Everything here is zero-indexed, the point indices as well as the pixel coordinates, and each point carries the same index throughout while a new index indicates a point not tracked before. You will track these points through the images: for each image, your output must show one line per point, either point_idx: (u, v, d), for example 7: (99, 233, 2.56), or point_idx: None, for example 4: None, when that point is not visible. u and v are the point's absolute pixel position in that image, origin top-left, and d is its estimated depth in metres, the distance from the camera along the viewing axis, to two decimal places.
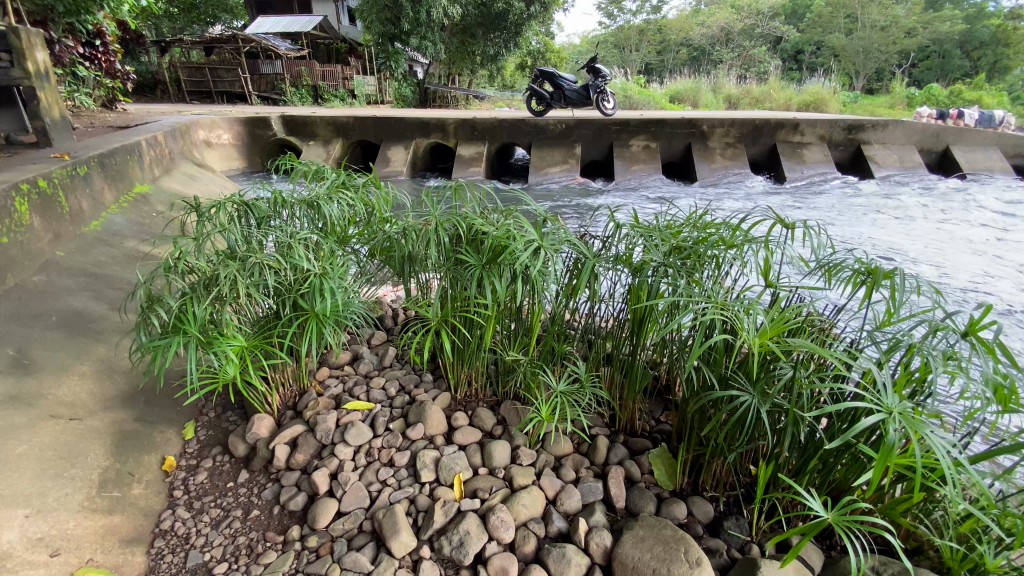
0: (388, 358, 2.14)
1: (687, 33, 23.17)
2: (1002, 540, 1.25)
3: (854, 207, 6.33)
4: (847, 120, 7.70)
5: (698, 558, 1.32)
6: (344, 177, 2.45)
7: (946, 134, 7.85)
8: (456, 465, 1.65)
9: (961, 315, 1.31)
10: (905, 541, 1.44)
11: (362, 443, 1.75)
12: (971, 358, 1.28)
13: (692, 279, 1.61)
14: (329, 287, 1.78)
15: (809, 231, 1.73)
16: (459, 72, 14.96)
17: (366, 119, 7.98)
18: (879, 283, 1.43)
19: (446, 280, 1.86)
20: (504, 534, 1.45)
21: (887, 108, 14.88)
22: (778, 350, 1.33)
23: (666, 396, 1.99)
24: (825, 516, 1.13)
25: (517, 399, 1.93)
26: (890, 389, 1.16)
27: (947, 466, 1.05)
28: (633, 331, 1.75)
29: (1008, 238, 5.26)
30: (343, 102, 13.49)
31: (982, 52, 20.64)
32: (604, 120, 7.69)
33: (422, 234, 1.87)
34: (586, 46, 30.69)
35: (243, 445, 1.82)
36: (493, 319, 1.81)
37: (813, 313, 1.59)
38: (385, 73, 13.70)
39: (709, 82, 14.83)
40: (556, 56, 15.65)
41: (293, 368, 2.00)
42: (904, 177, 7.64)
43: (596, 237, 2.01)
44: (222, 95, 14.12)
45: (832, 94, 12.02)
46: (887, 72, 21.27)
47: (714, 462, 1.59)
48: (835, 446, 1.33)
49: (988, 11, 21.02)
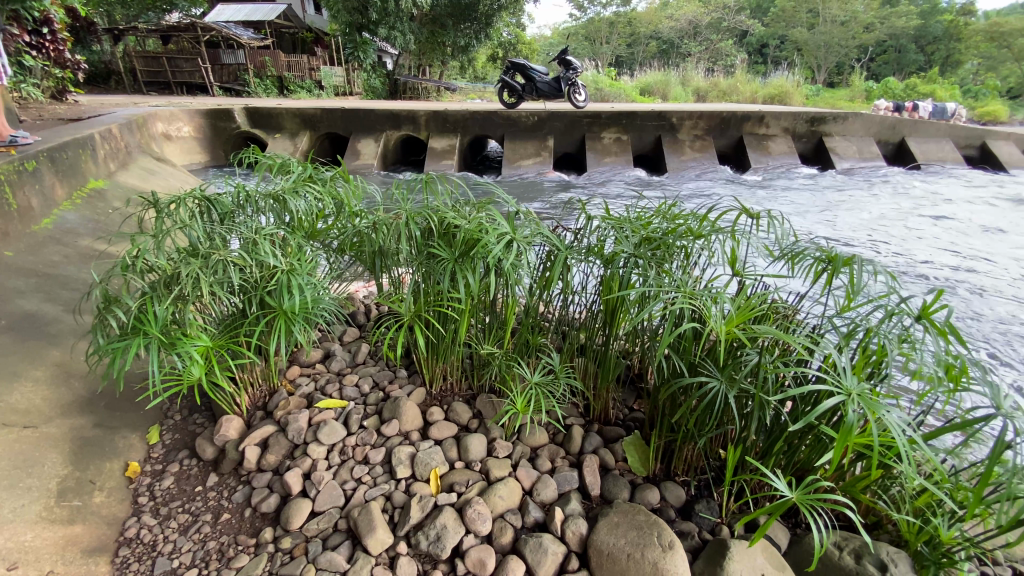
0: (362, 355, 2.12)
1: (656, 26, 23.35)
2: (954, 512, 1.31)
3: (820, 197, 6.52)
4: (810, 113, 7.93)
5: (671, 541, 1.36)
6: (311, 170, 2.35)
7: (902, 126, 8.17)
8: (432, 460, 1.65)
9: (914, 300, 1.36)
10: (864, 518, 1.49)
11: (336, 442, 1.72)
12: (923, 341, 1.33)
13: (663, 270, 1.64)
14: (297, 284, 1.74)
15: (773, 221, 1.75)
16: (429, 64, 14.84)
17: (334, 111, 7.79)
18: (838, 271, 1.45)
19: (419, 275, 1.83)
20: (481, 526, 1.45)
21: (847, 101, 15.51)
22: (745, 337, 1.35)
23: (639, 384, 2.03)
24: (791, 496, 1.18)
25: (493, 393, 1.94)
26: (849, 371, 1.20)
27: (902, 444, 1.11)
28: (606, 322, 1.78)
29: (981, 229, 5.42)
30: (310, 94, 13.22)
31: (936, 47, 21.85)
32: (576, 113, 7.72)
33: (393, 228, 1.83)
34: (557, 38, 30.83)
35: (211, 447, 1.77)
36: (468, 313, 1.79)
37: (777, 300, 1.62)
38: (353, 64, 13.58)
39: (679, 74, 15.07)
40: (527, 47, 15.68)
41: (262, 368, 1.96)
42: (863, 167, 7.92)
43: (568, 229, 2.02)
44: (182, 86, 13.60)
45: (795, 87, 12.44)
46: (848, 66, 22.13)
47: (685, 447, 1.62)
48: (800, 428, 1.36)
49: (940, 8, 22.17)
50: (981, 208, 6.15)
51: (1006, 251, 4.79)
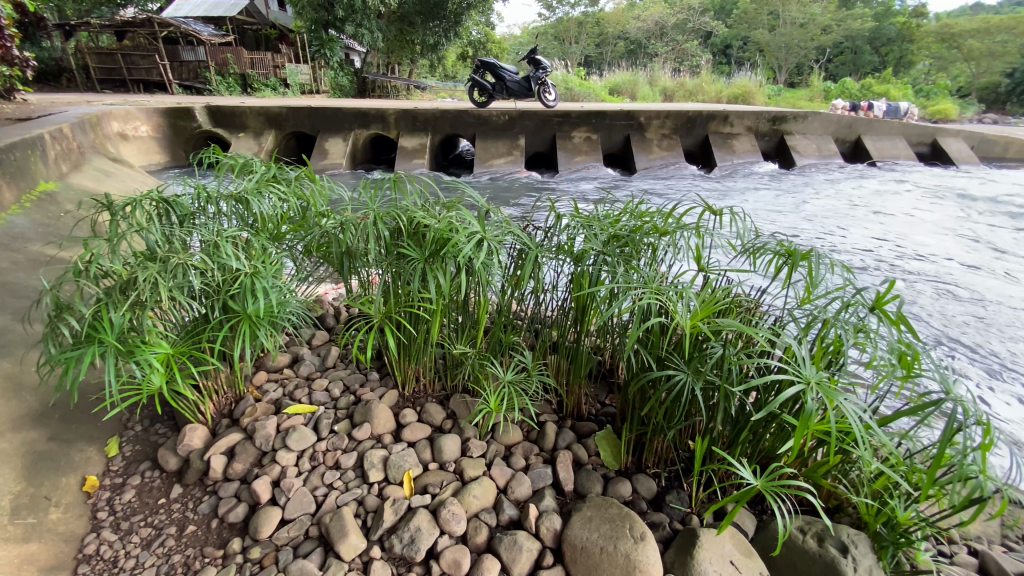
0: (331, 359, 2.09)
1: (623, 26, 23.70)
2: (910, 493, 1.37)
3: (782, 193, 6.74)
4: (772, 112, 8.16)
5: (642, 533, 1.38)
6: (275, 170, 2.29)
7: (858, 125, 8.50)
8: (405, 463, 1.63)
9: (869, 291, 1.42)
10: (826, 502, 1.54)
11: (305, 447, 1.69)
12: (878, 330, 1.39)
13: (631, 267, 1.67)
14: (262, 287, 1.69)
15: (735, 217, 1.79)
16: (398, 62, 14.68)
17: (301, 110, 7.62)
18: (797, 265, 1.50)
19: (388, 275, 1.81)
20: (455, 527, 1.44)
21: (807, 100, 16.07)
22: (709, 330, 1.39)
23: (611, 379, 2.05)
24: (756, 483, 1.22)
25: (466, 393, 1.93)
26: (808, 361, 1.25)
27: (857, 430, 1.16)
28: (577, 319, 1.80)
29: (931, 222, 5.70)
30: (274, 92, 12.88)
31: (890, 48, 22.81)
32: (546, 112, 7.76)
33: (360, 228, 1.80)
34: (526, 37, 30.93)
35: (175, 458, 1.71)
36: (440, 313, 1.77)
37: (740, 294, 1.66)
38: (320, 62, 13.30)
39: (647, 73, 15.32)
40: (497, 46, 15.67)
41: (227, 374, 1.90)
42: (822, 165, 8.22)
43: (538, 227, 2.03)
44: (139, 84, 13.07)
45: (757, 87, 12.81)
46: (807, 67, 22.94)
47: (656, 440, 1.65)
48: (764, 416, 1.40)
49: (893, 11, 23.19)
50: (932, 202, 6.46)
51: (954, 243, 5.05)
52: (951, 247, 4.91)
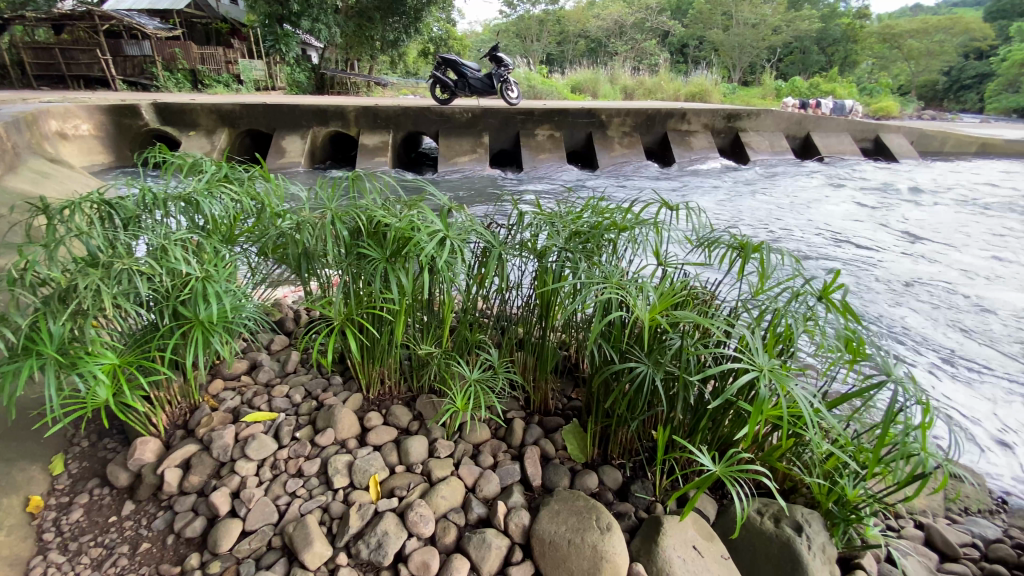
0: (292, 364, 2.03)
1: (584, 25, 24.02)
2: (858, 472, 1.45)
3: (737, 189, 6.98)
4: (726, 110, 8.42)
5: (608, 523, 1.41)
6: (227, 169, 2.20)
7: (807, 122, 8.86)
8: (371, 467, 1.60)
9: (816, 281, 1.49)
10: (782, 484, 1.61)
11: (266, 456, 1.64)
12: (825, 318, 1.46)
13: (593, 263, 1.70)
14: (214, 292, 1.63)
15: (691, 212, 1.84)
16: (357, 57, 14.37)
17: (255, 107, 7.36)
18: (750, 257, 1.55)
19: (349, 276, 1.77)
20: (424, 529, 1.43)
21: (760, 98, 16.67)
22: (668, 323, 1.43)
23: (576, 374, 2.08)
24: (715, 469, 1.26)
25: (433, 393, 1.92)
26: (761, 349, 1.30)
27: (807, 413, 1.22)
28: (542, 315, 1.81)
29: (875, 214, 6.02)
30: (227, 88, 12.38)
31: (836, 48, 23.92)
32: (509, 110, 7.76)
33: (318, 228, 1.75)
34: (488, 34, 30.85)
35: (126, 473, 1.62)
36: (403, 313, 1.75)
37: (697, 287, 1.71)
38: (275, 57, 12.88)
39: (608, 71, 15.55)
40: (459, 43, 15.57)
41: (180, 384, 1.82)
42: (774, 160, 8.56)
43: (501, 224, 2.03)
44: (79, 81, 12.32)
45: (713, 86, 13.21)
46: (760, 66, 23.79)
47: (620, 432, 1.68)
48: (722, 404, 1.45)
49: (838, 12, 24.31)
50: (875, 195, 6.81)
51: (897, 233, 5.34)
52: (894, 238, 5.20)
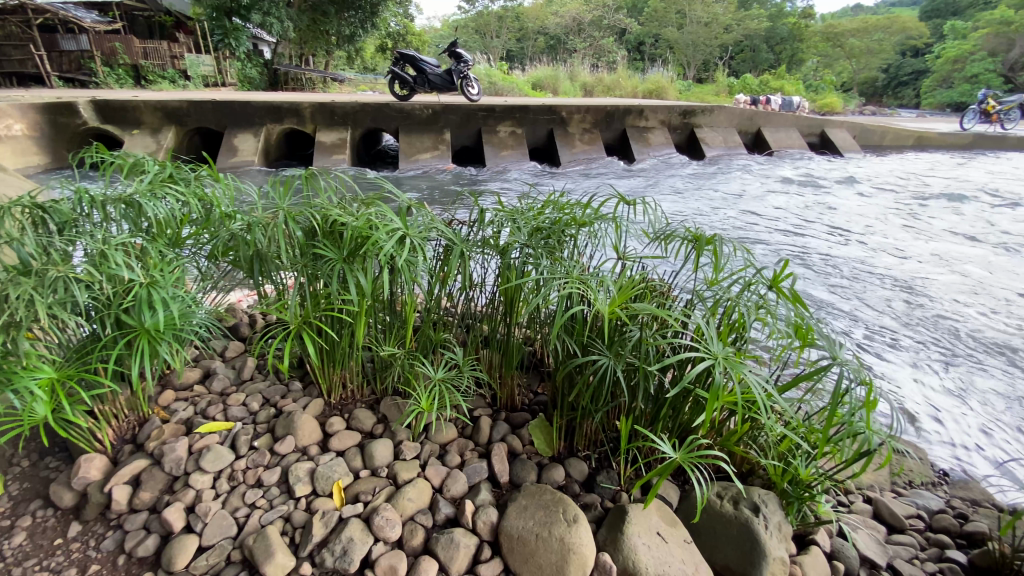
0: (248, 371, 1.96)
1: (543, 22, 24.38)
2: (809, 452, 1.51)
3: (692, 183, 7.19)
4: (682, 107, 8.64)
5: (575, 515, 1.43)
6: (172, 169, 2.09)
7: (758, 118, 9.21)
8: (334, 473, 1.56)
9: (767, 271, 1.54)
10: (740, 467, 1.66)
11: (223, 467, 1.57)
12: (776, 306, 1.52)
13: (554, 258, 1.71)
14: (161, 298, 1.55)
15: (648, 206, 1.88)
16: (312, 53, 13.95)
17: (204, 104, 7.05)
18: (704, 250, 1.60)
19: (304, 278, 1.71)
20: (390, 533, 1.41)
21: (713, 95, 17.18)
22: (627, 315, 1.46)
23: (542, 369, 2.09)
24: (675, 456, 1.30)
25: (397, 395, 1.89)
26: (716, 338, 1.35)
27: (759, 397, 1.27)
28: (506, 311, 1.80)
29: (821, 205, 6.30)
30: (173, 84, 11.80)
31: (783, 47, 24.78)
32: (470, 106, 7.71)
33: (270, 228, 1.69)
34: (446, 30, 30.59)
35: (70, 493, 1.53)
36: (363, 314, 1.71)
37: (654, 280, 1.75)
38: (225, 52, 12.36)
39: (567, 68, 15.68)
40: (417, 38, 15.34)
41: (127, 396, 1.72)
42: (728, 156, 8.85)
43: (463, 222, 2.01)
44: (7, 76, 11.47)
45: (669, 83, 13.54)
46: (713, 64, 24.52)
47: (585, 424, 1.70)
48: (681, 393, 1.49)
49: (785, 11, 25.30)
50: (822, 187, 7.13)
51: (843, 223, 5.62)
52: (841, 227, 5.46)
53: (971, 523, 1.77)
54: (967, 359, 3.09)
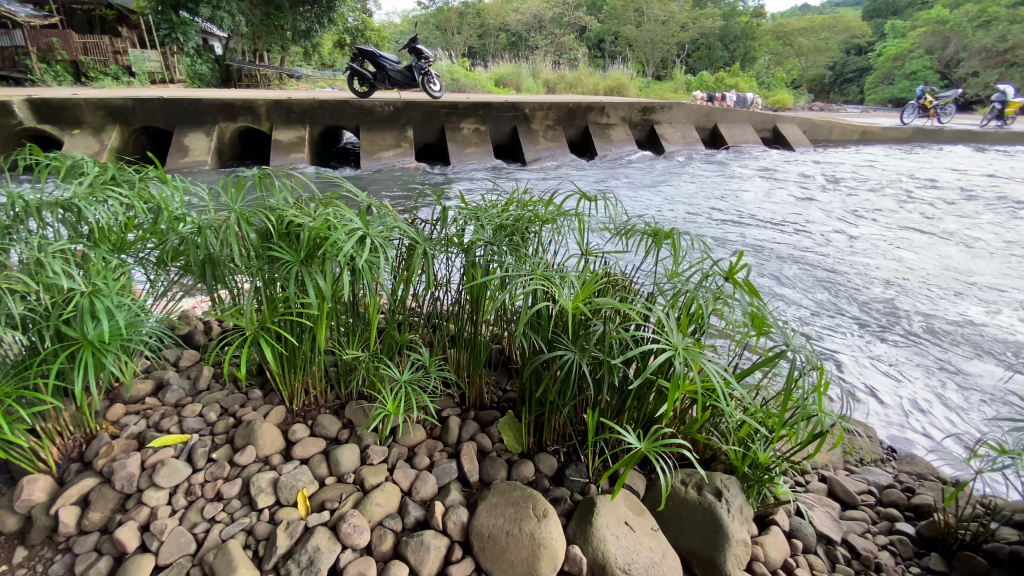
0: (204, 381, 1.88)
1: (504, 19, 24.46)
2: (767, 436, 1.57)
3: (652, 178, 7.34)
4: (642, 103, 8.80)
5: (545, 510, 1.44)
6: (114, 171, 1.98)
7: (714, 115, 9.48)
8: (298, 482, 1.52)
9: (724, 263, 1.59)
10: (703, 454, 1.71)
11: (180, 482, 1.51)
12: (733, 296, 1.56)
13: (519, 256, 1.72)
14: (105, 308, 1.46)
15: (610, 202, 1.90)
16: (266, 48, 13.49)
17: (151, 101, 6.71)
18: (664, 243, 1.63)
19: (260, 281, 1.66)
20: (359, 539, 1.38)
21: (672, 91, 17.58)
22: (590, 310, 1.48)
23: (510, 366, 2.09)
24: (640, 446, 1.33)
25: (362, 398, 1.86)
26: (676, 330, 1.38)
27: (718, 385, 1.31)
28: (472, 309, 1.80)
29: (773, 198, 6.55)
30: (116, 81, 11.21)
31: (737, 45, 25.46)
32: (432, 103, 7.64)
33: (221, 230, 1.62)
34: (406, 26, 30.17)
35: (12, 517, 1.43)
36: (325, 318, 1.67)
37: (617, 274, 1.77)
38: (172, 47, 11.82)
39: (529, 65, 15.71)
40: (376, 34, 15.05)
41: (73, 412, 1.63)
42: (687, 151, 9.08)
43: (425, 220, 1.98)
44: None
45: (629, 80, 13.77)
46: (671, 61, 25.05)
47: (553, 419, 1.71)
48: (645, 384, 1.52)
49: (738, 10, 26.10)
50: (775, 180, 7.41)
51: (796, 215, 5.85)
52: (794, 219, 5.69)
53: (917, 496, 1.88)
54: (910, 341, 3.27)
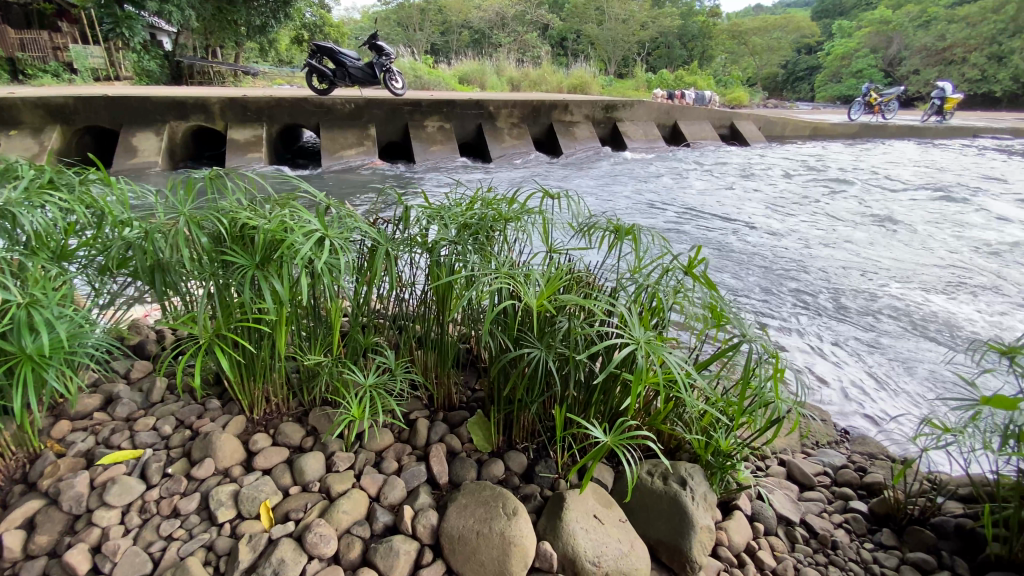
0: (158, 393, 1.80)
1: (466, 16, 24.20)
2: (728, 424, 1.62)
3: (615, 175, 7.45)
4: (604, 101, 8.92)
5: (515, 508, 1.44)
6: (51, 173, 1.86)
7: (674, 112, 9.70)
8: (261, 493, 1.48)
9: (683, 257, 1.63)
10: (668, 444, 1.75)
11: (133, 499, 1.44)
12: (692, 289, 1.60)
13: (484, 254, 1.71)
14: (44, 319, 1.37)
15: (572, 199, 1.91)
16: (219, 44, 12.98)
17: (94, 100, 6.36)
18: (624, 239, 1.66)
19: (214, 287, 1.59)
20: (326, 548, 1.35)
21: (634, 89, 17.87)
22: (554, 307, 1.49)
23: (478, 365, 2.09)
24: (606, 440, 1.35)
25: (326, 404, 1.81)
26: (637, 324, 1.41)
27: (678, 377, 1.34)
28: (438, 309, 1.78)
29: (730, 192, 6.75)
30: (56, 78, 10.57)
31: (695, 44, 26.06)
32: (395, 101, 7.52)
33: (170, 234, 1.55)
34: (366, 22, 29.59)
35: None
36: (284, 322, 1.62)
37: (581, 271, 1.80)
38: (116, 42, 11.23)
39: (493, 63, 15.67)
40: (335, 30, 14.70)
41: (13, 432, 1.52)
42: (649, 148, 9.26)
43: (387, 220, 1.95)
44: None
45: (592, 78, 13.92)
46: (632, 59, 25.43)
47: (521, 416, 1.72)
48: (610, 378, 1.54)
49: (695, 10, 26.73)
50: (732, 175, 7.64)
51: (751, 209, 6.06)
52: (753, 213, 5.89)
53: (869, 475, 1.98)
54: (857, 326, 3.44)
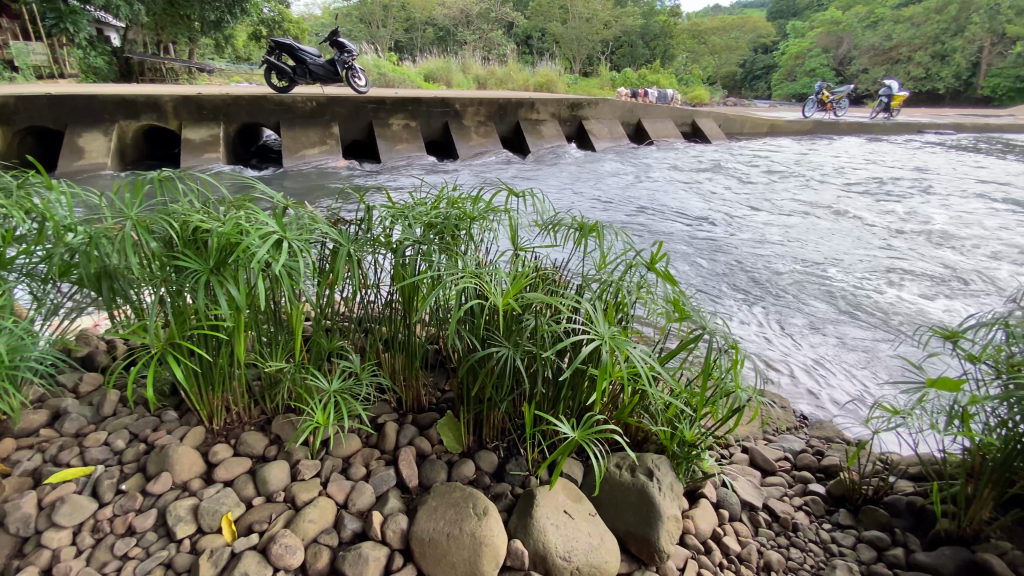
0: (110, 406, 1.71)
1: (430, 13, 23.92)
2: (693, 415, 1.66)
3: (581, 173, 7.52)
4: (570, 99, 9.00)
5: (485, 508, 1.44)
6: None
7: (638, 110, 9.87)
8: (222, 505, 1.43)
9: (645, 253, 1.66)
10: (636, 437, 1.78)
11: (85, 519, 1.37)
12: (655, 283, 1.63)
13: (450, 253, 1.71)
14: None
15: (536, 197, 1.92)
16: (171, 39, 12.43)
17: (36, 98, 6.01)
18: (588, 236, 1.68)
19: (166, 293, 1.53)
20: (292, 559, 1.32)
21: (599, 87, 18.09)
22: (520, 305, 1.49)
23: (447, 365, 2.07)
24: (573, 435, 1.36)
25: (290, 411, 1.77)
26: (602, 319, 1.43)
27: (642, 370, 1.37)
28: (405, 310, 1.76)
29: (692, 188, 6.92)
30: None
31: (658, 43, 26.49)
32: (359, 99, 7.39)
33: (116, 239, 1.48)
34: (327, 18, 28.87)
35: None
36: (242, 328, 1.57)
37: (546, 268, 1.81)
38: (58, 37, 10.61)
39: (458, 61, 15.57)
40: (294, 26, 14.31)
41: None
42: (615, 146, 9.40)
43: (349, 220, 1.91)
44: None
45: (557, 76, 14.00)
46: (597, 58, 25.68)
47: (491, 416, 1.72)
48: (577, 374, 1.56)
49: (657, 9, 27.22)
50: (693, 172, 7.83)
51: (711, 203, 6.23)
52: (715, 208, 6.06)
53: (826, 458, 2.07)
54: (810, 314, 3.60)
